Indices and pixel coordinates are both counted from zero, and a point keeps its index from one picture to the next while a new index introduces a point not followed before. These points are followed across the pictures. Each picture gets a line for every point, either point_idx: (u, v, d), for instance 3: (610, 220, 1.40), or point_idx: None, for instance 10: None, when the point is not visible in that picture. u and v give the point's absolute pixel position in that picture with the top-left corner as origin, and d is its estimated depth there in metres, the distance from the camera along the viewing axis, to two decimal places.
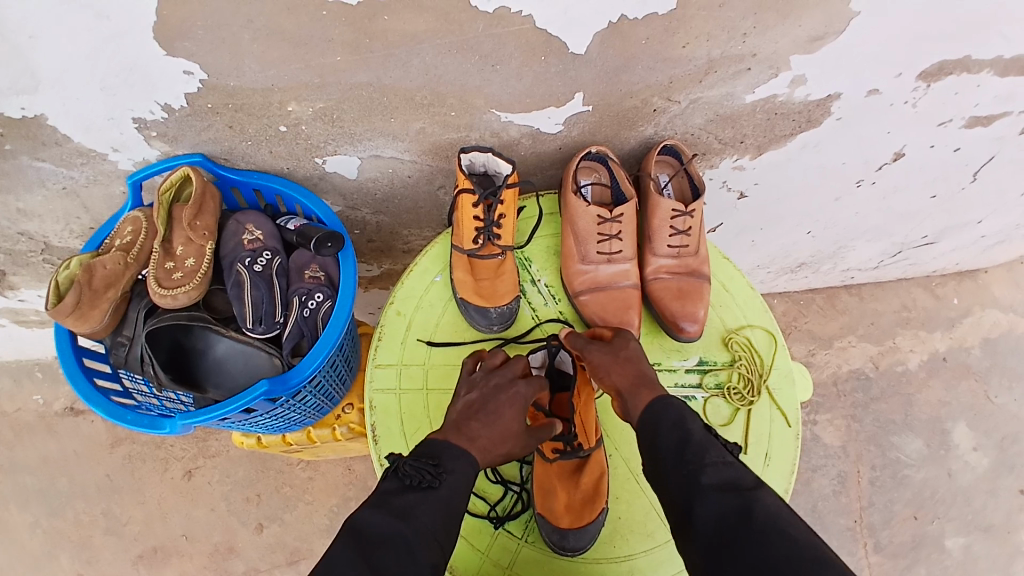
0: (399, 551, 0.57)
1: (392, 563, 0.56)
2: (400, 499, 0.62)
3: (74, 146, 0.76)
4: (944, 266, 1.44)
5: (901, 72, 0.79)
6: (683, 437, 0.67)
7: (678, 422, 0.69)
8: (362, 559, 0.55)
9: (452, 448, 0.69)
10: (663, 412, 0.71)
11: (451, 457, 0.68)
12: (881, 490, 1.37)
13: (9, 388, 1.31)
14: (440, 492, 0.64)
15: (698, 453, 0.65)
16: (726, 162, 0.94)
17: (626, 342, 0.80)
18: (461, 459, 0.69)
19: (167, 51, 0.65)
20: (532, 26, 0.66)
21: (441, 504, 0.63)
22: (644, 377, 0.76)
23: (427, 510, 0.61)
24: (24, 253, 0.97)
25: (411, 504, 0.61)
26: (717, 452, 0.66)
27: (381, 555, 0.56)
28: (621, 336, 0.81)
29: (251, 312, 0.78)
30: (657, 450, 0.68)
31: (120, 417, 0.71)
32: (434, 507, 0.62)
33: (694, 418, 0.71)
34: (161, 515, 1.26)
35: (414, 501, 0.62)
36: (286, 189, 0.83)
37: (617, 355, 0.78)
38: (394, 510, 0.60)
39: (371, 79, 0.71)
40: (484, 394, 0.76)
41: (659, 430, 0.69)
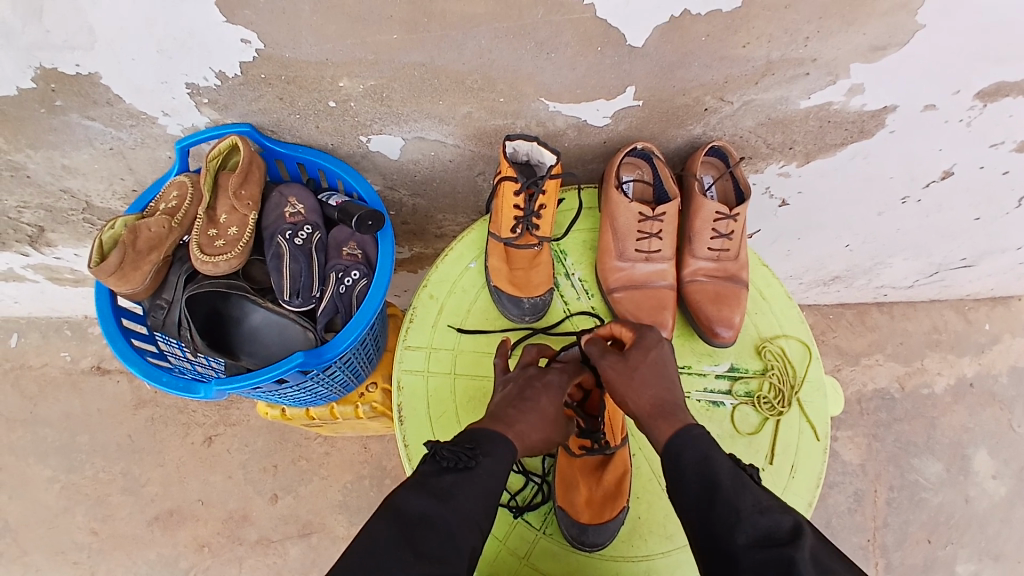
0: (439, 534, 0.57)
1: (433, 544, 0.56)
2: (438, 481, 0.62)
3: (125, 107, 0.77)
4: (979, 290, 1.41)
5: (961, 90, 0.77)
6: (710, 483, 0.62)
7: (702, 464, 0.64)
8: (403, 541, 0.55)
9: (489, 432, 0.69)
10: (682, 453, 0.66)
11: (487, 440, 0.67)
12: (897, 511, 1.35)
13: (39, 343, 1.34)
14: (478, 475, 0.63)
15: (727, 503, 0.60)
16: (772, 168, 0.93)
17: (642, 358, 0.75)
18: (496, 442, 0.68)
19: (227, 18, 0.65)
20: (592, 16, 0.65)
21: (478, 486, 0.62)
22: (663, 405, 0.72)
23: (464, 493, 0.61)
24: (66, 212, 0.99)
25: (449, 486, 0.61)
26: (751, 498, 0.60)
27: (422, 537, 0.56)
28: (638, 348, 0.76)
29: (289, 285, 0.79)
30: (685, 497, 0.64)
31: (155, 377, 0.72)
32: (472, 490, 0.62)
33: (720, 454, 0.65)
34: (179, 478, 1.28)
35: (451, 483, 0.61)
36: (330, 164, 0.83)
37: (631, 374, 0.74)
38: (433, 491, 0.60)
39: (423, 60, 0.70)
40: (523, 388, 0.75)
41: (683, 474, 0.65)
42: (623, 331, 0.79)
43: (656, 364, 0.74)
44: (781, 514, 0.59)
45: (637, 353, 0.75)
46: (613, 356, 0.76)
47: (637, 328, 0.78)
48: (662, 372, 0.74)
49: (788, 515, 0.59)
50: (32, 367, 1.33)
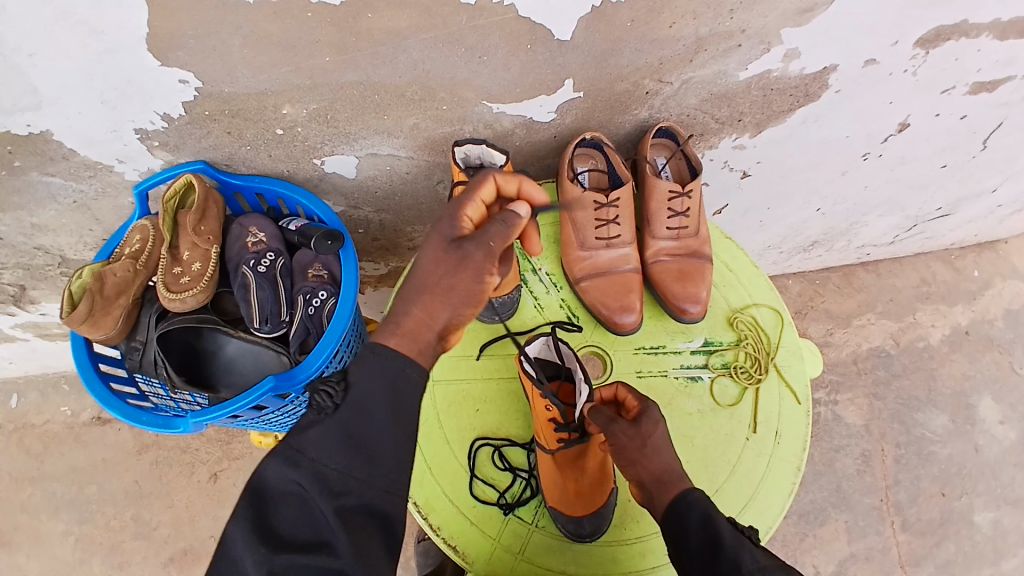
0: (300, 508, 0.56)
1: (297, 522, 0.56)
2: (300, 441, 0.57)
3: (81, 160, 0.79)
4: (961, 238, 1.41)
5: (897, 40, 0.77)
6: (713, 543, 0.65)
7: (704, 524, 0.66)
8: (264, 525, 0.56)
9: (371, 351, 0.59)
10: (687, 513, 0.68)
11: (359, 368, 0.58)
12: (906, 467, 1.34)
13: (37, 401, 1.36)
14: (339, 426, 0.57)
15: (730, 562, 0.62)
16: (726, 142, 0.93)
17: (655, 428, 0.73)
18: (370, 367, 0.58)
19: (161, 62, 0.66)
20: (515, 16, 0.67)
21: (342, 437, 0.57)
22: (667, 477, 0.71)
23: (323, 451, 0.57)
24: (42, 268, 1.01)
25: (309, 443, 0.57)
26: (751, 557, 0.63)
27: (283, 515, 0.57)
28: (648, 417, 0.73)
29: (257, 313, 0.81)
30: (686, 556, 0.66)
31: (136, 418, 0.74)
32: (334, 443, 0.57)
33: (720, 516, 0.68)
34: (190, 518, 1.30)
35: (313, 443, 0.57)
36: (288, 191, 0.85)
37: (643, 445, 0.72)
38: (290, 456, 0.57)
39: (360, 78, 0.72)
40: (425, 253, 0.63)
41: (685, 533, 0.67)
42: (628, 397, 0.76)
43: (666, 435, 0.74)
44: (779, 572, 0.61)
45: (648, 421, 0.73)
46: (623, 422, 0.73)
47: (642, 399, 0.76)
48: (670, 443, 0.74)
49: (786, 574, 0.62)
50: (33, 426, 1.34)
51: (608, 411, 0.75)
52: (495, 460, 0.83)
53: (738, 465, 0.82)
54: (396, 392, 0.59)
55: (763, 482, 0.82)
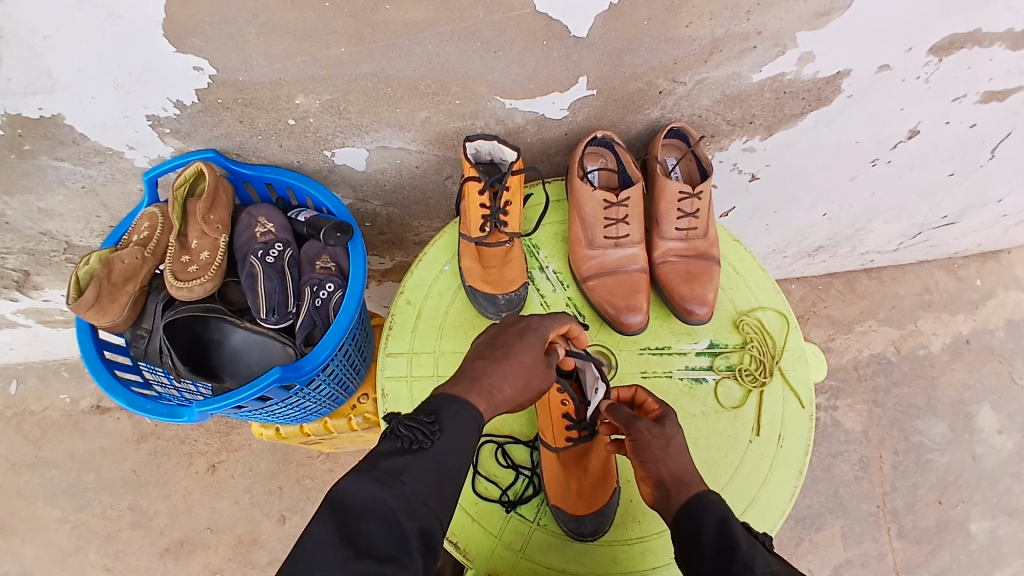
0: (383, 522, 0.58)
1: (377, 536, 0.57)
2: (390, 464, 0.61)
3: (91, 145, 0.78)
4: (965, 247, 1.41)
5: (912, 46, 0.77)
6: (727, 544, 0.65)
7: (719, 526, 0.67)
8: (344, 534, 0.57)
9: (458, 404, 0.68)
10: (701, 513, 0.68)
11: (451, 413, 0.66)
12: (904, 474, 1.34)
13: (37, 387, 1.35)
14: (429, 457, 0.63)
15: (743, 563, 0.62)
16: (736, 144, 0.93)
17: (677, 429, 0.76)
18: (458, 415, 0.67)
19: (176, 48, 0.66)
20: (532, 11, 0.67)
21: (430, 467, 0.62)
22: (685, 478, 0.73)
23: (414, 475, 0.61)
24: (47, 253, 1.01)
25: (399, 467, 0.61)
26: (763, 562, 0.63)
27: (363, 526, 0.58)
28: (671, 420, 0.76)
29: (264, 303, 0.81)
30: (699, 556, 0.66)
31: (140, 406, 0.74)
32: (423, 471, 0.62)
33: (735, 520, 0.68)
34: (187, 508, 1.29)
35: (403, 465, 0.62)
36: (298, 182, 0.85)
37: (665, 446, 0.74)
38: (381, 475, 0.60)
39: (374, 70, 0.71)
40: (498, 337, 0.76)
41: (700, 534, 0.67)
42: (648, 399, 0.79)
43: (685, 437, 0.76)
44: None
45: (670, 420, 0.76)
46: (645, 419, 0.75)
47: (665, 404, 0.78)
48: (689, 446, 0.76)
49: None
50: (32, 411, 1.34)
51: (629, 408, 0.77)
52: (499, 457, 0.83)
53: (741, 467, 0.82)
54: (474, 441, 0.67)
55: (765, 484, 0.82)
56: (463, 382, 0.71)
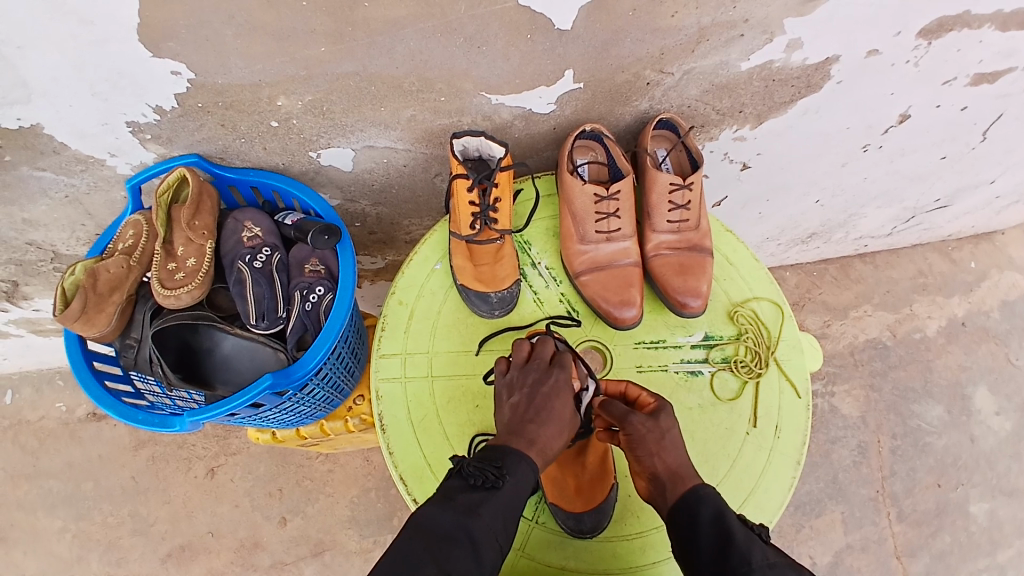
0: (464, 549, 0.61)
1: (456, 561, 0.60)
2: (468, 499, 0.65)
3: (72, 153, 0.77)
4: (959, 229, 1.41)
5: (900, 30, 0.76)
6: (723, 537, 0.66)
7: (716, 519, 0.68)
8: (428, 557, 0.60)
9: (523, 458, 0.70)
10: (697, 506, 0.69)
11: (514, 460, 0.70)
12: (903, 458, 1.35)
13: (31, 397, 1.34)
14: (502, 494, 0.66)
15: (741, 556, 0.64)
16: (726, 134, 0.92)
17: (672, 422, 0.75)
18: (523, 463, 0.70)
19: (153, 53, 0.65)
20: (515, 5, 0.65)
21: (502, 506, 0.66)
22: (680, 471, 0.72)
23: (490, 510, 0.65)
24: (34, 263, 0.99)
25: (476, 502, 0.65)
26: (761, 552, 0.64)
27: (446, 553, 0.61)
28: (666, 413, 0.76)
29: (254, 308, 0.80)
30: (697, 550, 0.66)
31: (131, 417, 0.73)
32: (497, 507, 0.65)
33: (730, 511, 0.69)
34: (187, 514, 1.29)
35: (479, 499, 0.65)
36: (283, 185, 0.84)
37: (662, 438, 0.74)
38: (458, 508, 0.64)
39: (357, 68, 0.70)
40: (528, 394, 0.75)
41: (698, 527, 0.68)
42: (646, 393, 0.78)
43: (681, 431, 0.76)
44: (789, 569, 0.63)
45: (666, 414, 0.75)
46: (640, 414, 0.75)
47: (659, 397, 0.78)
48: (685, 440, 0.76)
49: (795, 570, 0.63)
50: (28, 422, 1.33)
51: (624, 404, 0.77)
52: None
53: (738, 459, 0.82)
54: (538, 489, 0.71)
55: (762, 476, 0.81)
56: (519, 442, 0.72)
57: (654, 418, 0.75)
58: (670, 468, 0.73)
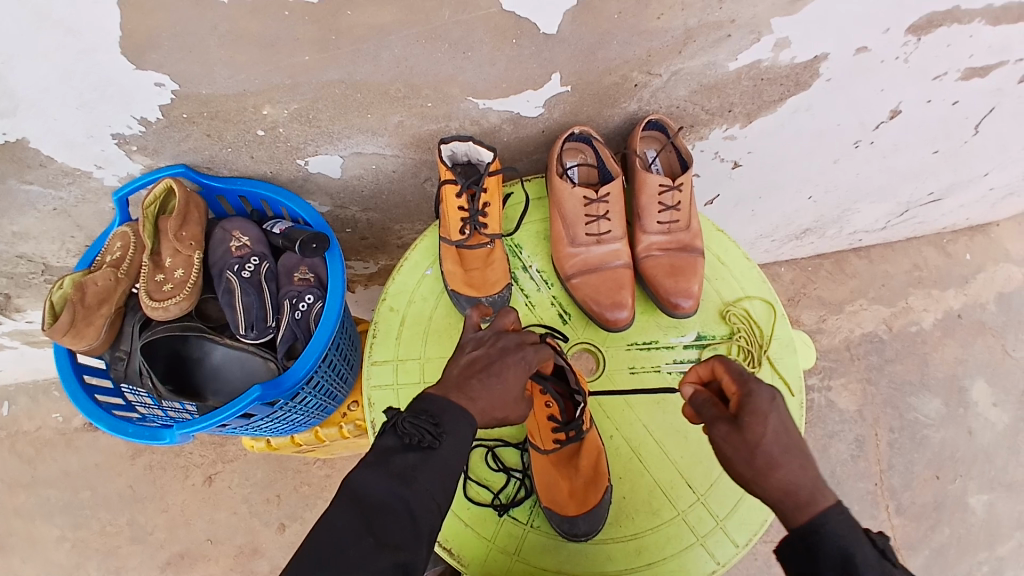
0: (400, 519, 0.56)
1: (393, 530, 0.55)
2: (402, 462, 0.59)
3: (58, 166, 0.77)
4: (954, 222, 1.40)
5: (889, 27, 0.76)
6: None
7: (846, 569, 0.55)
8: (363, 528, 0.55)
9: (463, 416, 0.63)
10: (819, 552, 0.56)
11: (451, 418, 0.62)
12: (900, 452, 1.35)
13: (28, 407, 1.34)
14: (440, 456, 0.60)
15: None
16: (716, 133, 0.92)
17: (766, 430, 0.61)
18: (461, 420, 0.63)
19: (136, 65, 0.65)
20: (500, 10, 0.65)
21: (440, 468, 0.60)
22: (793, 491, 0.59)
23: (427, 473, 0.59)
24: (25, 275, 0.99)
25: (410, 466, 0.59)
26: None
27: (382, 523, 0.56)
28: (753, 415, 0.61)
29: (243, 318, 0.80)
30: None
31: (121, 430, 0.73)
32: (436, 470, 0.59)
33: (863, 548, 0.56)
34: (185, 521, 1.29)
35: (414, 463, 0.59)
36: (271, 193, 0.83)
37: (754, 451, 0.60)
38: (393, 473, 0.58)
39: (342, 76, 0.70)
40: (489, 354, 0.69)
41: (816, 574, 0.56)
42: (727, 378, 0.66)
43: (783, 433, 0.61)
44: None
45: (755, 421, 0.61)
46: (725, 422, 0.63)
47: (744, 384, 0.64)
48: (788, 446, 0.61)
49: None
50: (25, 432, 1.33)
51: (709, 403, 0.65)
52: (489, 460, 0.83)
53: None
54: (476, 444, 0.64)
55: None
56: (458, 398, 0.64)
57: (739, 430, 0.61)
58: (783, 490, 0.60)
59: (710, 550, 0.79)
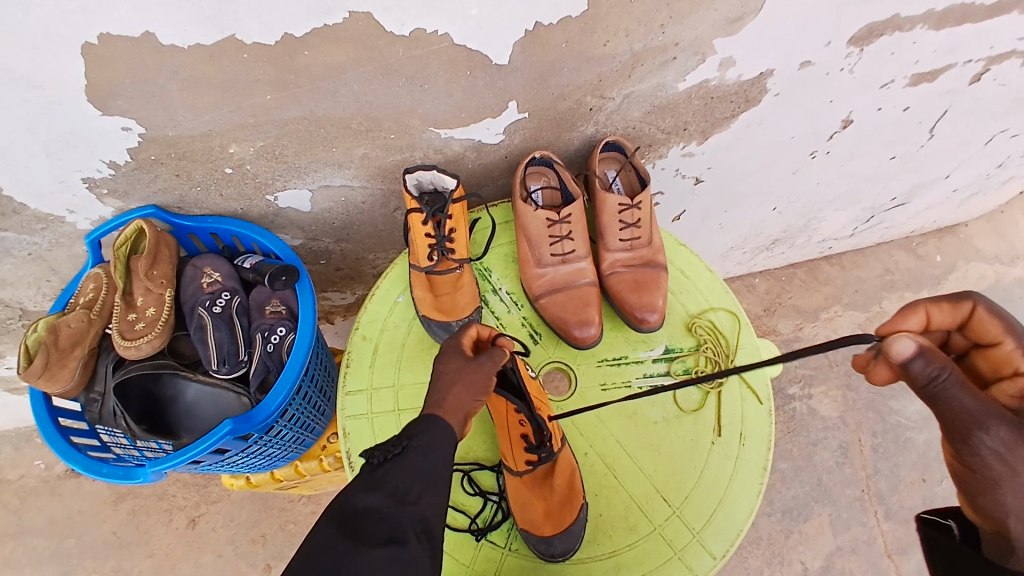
0: (380, 520, 0.57)
1: (375, 530, 0.56)
2: (373, 473, 0.60)
3: (31, 212, 0.78)
4: (920, 226, 1.44)
5: (830, 40, 0.80)
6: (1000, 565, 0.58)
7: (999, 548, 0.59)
8: (344, 536, 0.56)
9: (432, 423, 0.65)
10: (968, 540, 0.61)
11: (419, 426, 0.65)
12: (885, 455, 1.36)
13: (9, 457, 1.32)
14: (408, 460, 0.61)
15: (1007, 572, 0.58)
16: (674, 151, 0.95)
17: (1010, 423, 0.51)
18: (430, 425, 0.65)
19: (102, 111, 0.67)
20: (452, 44, 0.68)
21: (412, 467, 0.61)
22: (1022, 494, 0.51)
23: (399, 474, 0.60)
24: (2, 321, 0.99)
25: (379, 474, 0.60)
26: None
27: (363, 528, 0.56)
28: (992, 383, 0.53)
29: (215, 354, 0.81)
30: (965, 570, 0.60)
31: (95, 470, 0.73)
32: (406, 470, 0.60)
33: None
34: (170, 566, 1.27)
35: (386, 469, 0.60)
36: (241, 229, 0.85)
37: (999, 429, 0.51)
38: (367, 484, 0.60)
39: (304, 113, 0.72)
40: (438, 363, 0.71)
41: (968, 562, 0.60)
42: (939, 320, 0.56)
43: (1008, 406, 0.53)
44: None
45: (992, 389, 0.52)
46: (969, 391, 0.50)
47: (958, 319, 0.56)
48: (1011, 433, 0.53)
49: None
50: (6, 482, 1.31)
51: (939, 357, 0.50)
52: (466, 485, 0.83)
53: (705, 470, 0.83)
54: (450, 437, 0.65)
55: (731, 484, 0.82)
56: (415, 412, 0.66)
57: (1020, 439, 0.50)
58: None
59: (687, 562, 0.79)
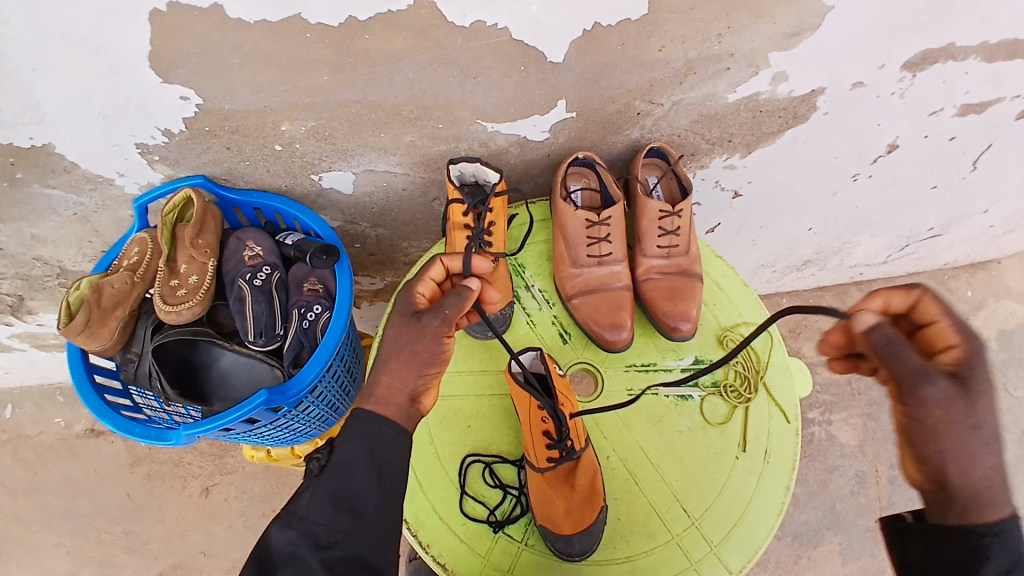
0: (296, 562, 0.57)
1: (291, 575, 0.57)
2: (293, 505, 0.60)
3: (82, 172, 0.80)
4: (955, 258, 1.42)
5: (884, 63, 0.79)
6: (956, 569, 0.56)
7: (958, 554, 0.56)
8: None
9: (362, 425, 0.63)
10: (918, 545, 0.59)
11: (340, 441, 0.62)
12: (902, 488, 1.34)
13: (32, 412, 1.35)
14: (322, 488, 0.60)
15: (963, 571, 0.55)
16: (716, 162, 0.95)
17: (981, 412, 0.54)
18: (349, 440, 0.62)
19: (163, 79, 0.68)
20: (509, 38, 0.69)
21: (326, 496, 0.60)
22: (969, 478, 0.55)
23: (314, 507, 0.59)
24: (40, 278, 1.02)
25: (299, 508, 0.60)
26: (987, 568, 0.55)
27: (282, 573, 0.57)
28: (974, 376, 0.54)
29: (252, 326, 0.82)
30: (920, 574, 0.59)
31: (129, 429, 0.74)
32: (320, 498, 0.60)
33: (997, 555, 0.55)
34: (181, 532, 1.29)
35: (306, 500, 0.60)
36: (285, 206, 0.86)
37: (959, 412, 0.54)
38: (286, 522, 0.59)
39: (357, 97, 0.74)
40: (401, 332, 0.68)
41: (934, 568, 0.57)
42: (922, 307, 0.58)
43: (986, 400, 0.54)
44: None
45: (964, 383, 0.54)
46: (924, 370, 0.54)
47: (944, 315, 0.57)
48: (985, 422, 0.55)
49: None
50: (27, 436, 1.34)
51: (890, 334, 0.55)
52: (486, 476, 0.83)
53: (727, 484, 0.82)
54: (375, 451, 0.62)
55: (753, 500, 0.81)
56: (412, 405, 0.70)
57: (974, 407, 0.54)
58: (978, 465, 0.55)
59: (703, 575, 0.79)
